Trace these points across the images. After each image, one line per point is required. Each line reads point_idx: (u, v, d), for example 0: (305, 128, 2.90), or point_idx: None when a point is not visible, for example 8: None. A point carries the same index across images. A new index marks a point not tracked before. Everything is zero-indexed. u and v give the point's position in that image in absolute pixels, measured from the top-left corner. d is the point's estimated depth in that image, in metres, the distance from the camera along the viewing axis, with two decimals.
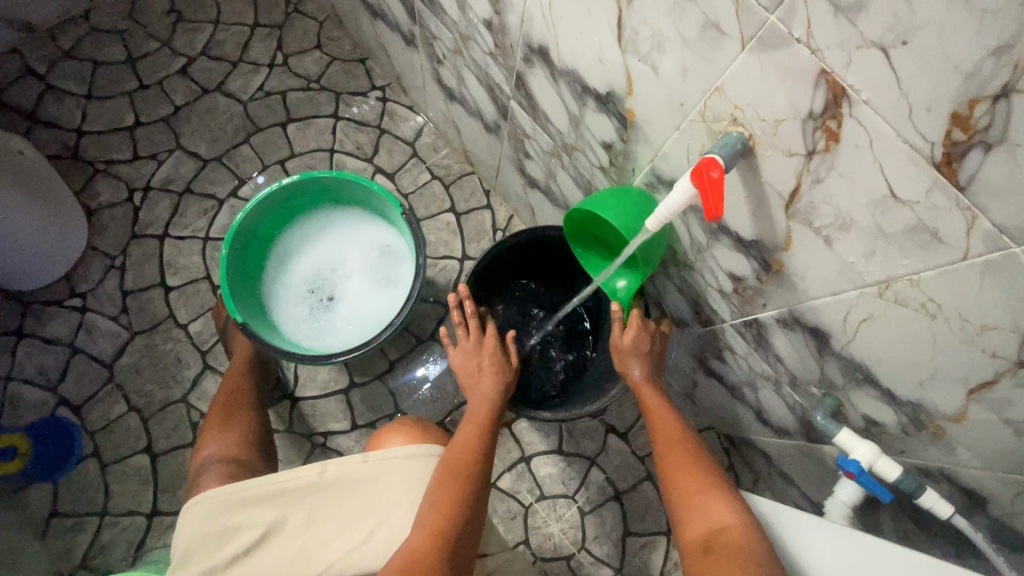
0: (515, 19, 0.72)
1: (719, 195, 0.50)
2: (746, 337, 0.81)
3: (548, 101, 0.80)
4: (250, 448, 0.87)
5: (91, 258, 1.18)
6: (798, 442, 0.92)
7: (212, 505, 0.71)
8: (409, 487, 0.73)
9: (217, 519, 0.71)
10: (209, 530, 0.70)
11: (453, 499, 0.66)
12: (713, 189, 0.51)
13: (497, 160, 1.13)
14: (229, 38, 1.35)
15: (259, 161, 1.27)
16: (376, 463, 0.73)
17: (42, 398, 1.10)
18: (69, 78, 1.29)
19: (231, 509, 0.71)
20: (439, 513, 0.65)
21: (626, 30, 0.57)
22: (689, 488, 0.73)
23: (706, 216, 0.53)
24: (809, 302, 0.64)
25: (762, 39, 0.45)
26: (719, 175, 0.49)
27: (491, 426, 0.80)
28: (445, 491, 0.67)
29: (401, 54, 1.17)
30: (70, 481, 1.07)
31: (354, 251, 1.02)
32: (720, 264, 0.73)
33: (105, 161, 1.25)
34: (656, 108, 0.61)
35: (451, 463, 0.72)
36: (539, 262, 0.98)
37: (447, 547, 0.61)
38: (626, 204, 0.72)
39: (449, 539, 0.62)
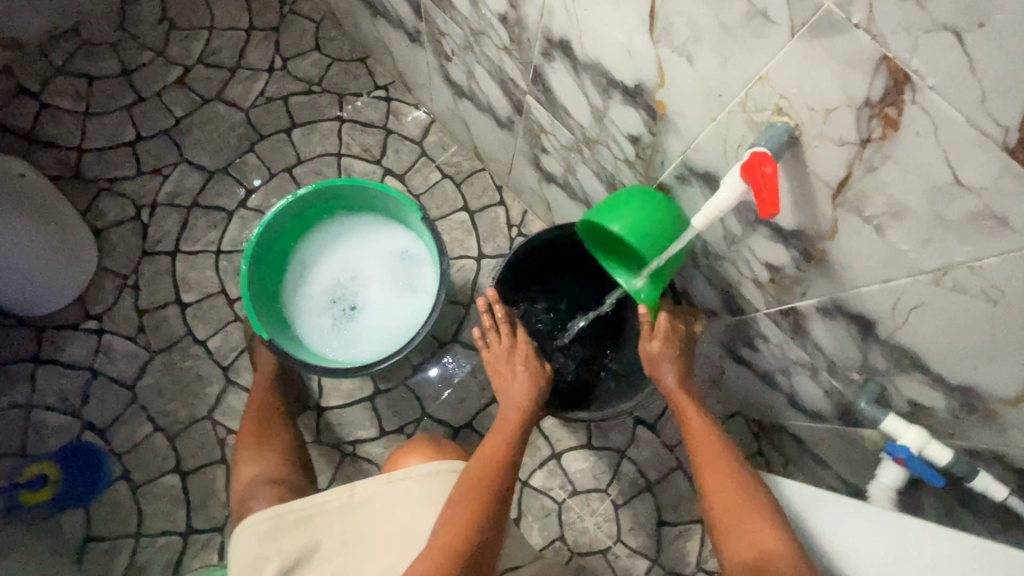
0: (534, 13, 0.69)
1: (773, 190, 0.47)
2: (782, 325, 0.80)
3: (569, 96, 0.77)
4: (288, 464, 0.87)
5: (103, 279, 1.17)
6: (833, 426, 0.91)
7: (251, 531, 0.70)
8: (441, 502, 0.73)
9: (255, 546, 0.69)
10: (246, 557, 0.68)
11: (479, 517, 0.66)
12: (766, 184, 0.48)
13: (510, 156, 1.11)
14: (225, 44, 1.31)
15: (265, 170, 1.25)
16: (400, 482, 0.74)
17: (66, 423, 1.09)
18: (65, 94, 1.25)
19: (264, 537, 0.70)
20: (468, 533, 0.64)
21: (658, 21, 0.55)
22: (724, 490, 0.74)
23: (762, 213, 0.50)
24: (854, 289, 0.62)
25: (815, 26, 0.43)
26: (773, 169, 0.47)
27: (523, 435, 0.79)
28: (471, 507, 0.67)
29: (405, 51, 1.14)
30: (102, 504, 1.06)
31: (373, 258, 1.00)
32: (756, 254, 0.72)
33: (109, 178, 1.22)
34: (690, 100, 0.59)
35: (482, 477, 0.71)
36: (564, 261, 0.97)
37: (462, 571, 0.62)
38: (637, 204, 0.72)
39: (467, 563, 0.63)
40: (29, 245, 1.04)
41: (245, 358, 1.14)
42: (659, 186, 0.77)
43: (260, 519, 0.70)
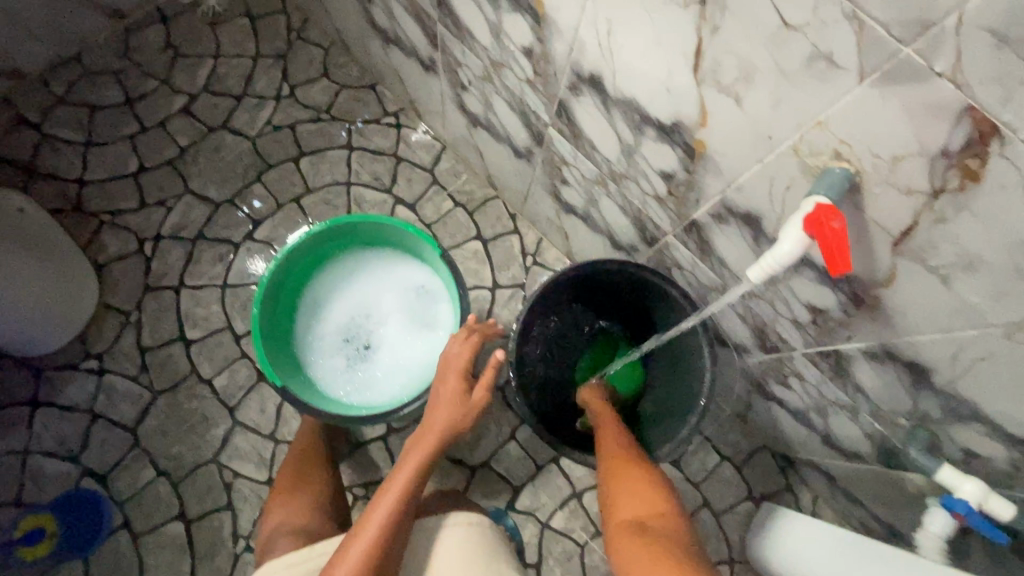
0: (562, 47, 0.66)
1: (842, 247, 0.45)
2: (821, 366, 0.77)
3: (596, 130, 0.74)
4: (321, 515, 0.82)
5: (104, 316, 1.12)
6: (872, 466, 0.87)
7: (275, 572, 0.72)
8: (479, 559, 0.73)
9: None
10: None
11: (380, 531, 0.67)
12: (835, 239, 0.45)
13: (526, 185, 1.08)
14: (231, 71, 1.28)
15: (273, 200, 1.21)
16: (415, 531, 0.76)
17: (64, 469, 1.04)
18: (66, 124, 1.22)
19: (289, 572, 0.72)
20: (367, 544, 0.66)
21: (705, 60, 0.52)
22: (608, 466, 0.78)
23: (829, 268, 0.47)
24: (908, 337, 0.59)
25: (890, 72, 0.40)
26: (841, 225, 0.44)
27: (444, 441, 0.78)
28: (377, 517, 0.69)
29: (417, 79, 1.11)
30: (101, 556, 1.01)
31: (388, 294, 0.96)
32: (797, 295, 0.68)
33: (111, 211, 1.19)
34: (734, 141, 0.56)
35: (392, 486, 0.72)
36: (595, 298, 0.96)
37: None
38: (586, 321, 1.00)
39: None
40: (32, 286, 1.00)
41: (253, 397, 1.10)
42: (692, 223, 0.74)
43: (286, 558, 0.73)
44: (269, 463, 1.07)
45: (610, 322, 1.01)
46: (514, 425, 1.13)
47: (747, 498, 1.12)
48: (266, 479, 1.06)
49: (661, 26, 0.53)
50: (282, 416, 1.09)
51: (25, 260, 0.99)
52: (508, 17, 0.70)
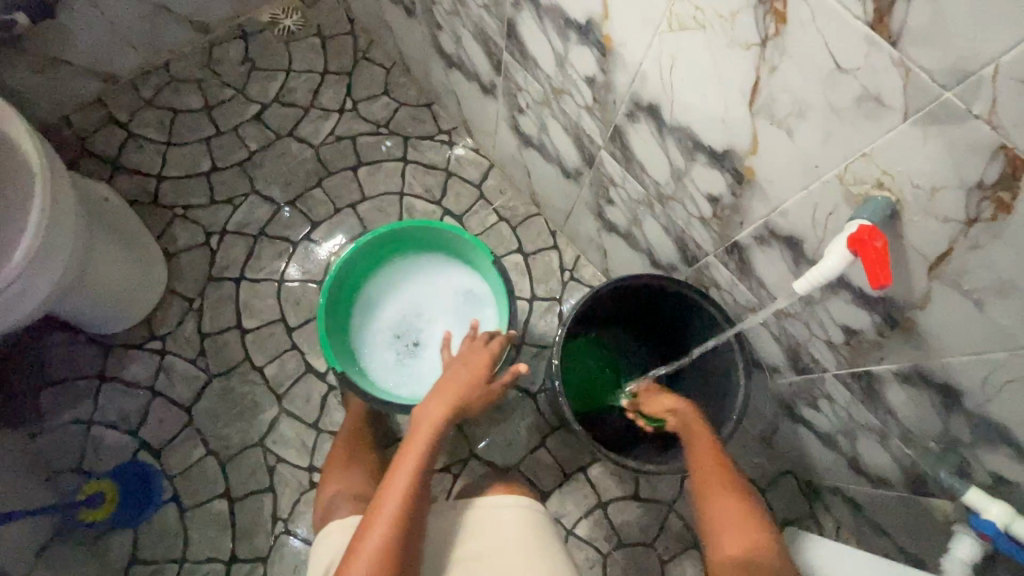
0: (624, 78, 0.74)
1: (885, 263, 0.50)
2: (852, 388, 0.80)
3: (647, 154, 0.81)
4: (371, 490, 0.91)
5: (170, 301, 1.21)
6: (899, 493, 0.90)
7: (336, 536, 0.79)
8: (521, 540, 0.77)
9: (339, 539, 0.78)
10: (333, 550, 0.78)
11: (417, 468, 0.74)
12: (878, 258, 0.50)
13: (571, 204, 1.15)
14: (301, 85, 1.39)
15: (331, 205, 1.30)
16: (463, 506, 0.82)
17: (123, 441, 1.11)
18: (150, 125, 1.34)
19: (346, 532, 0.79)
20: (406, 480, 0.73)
21: (760, 96, 0.58)
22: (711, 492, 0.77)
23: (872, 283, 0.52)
24: (940, 359, 0.63)
25: (931, 113, 0.46)
26: (883, 244, 0.50)
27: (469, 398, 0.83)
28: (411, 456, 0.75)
29: (475, 101, 1.20)
30: (151, 525, 1.07)
31: (439, 297, 1.03)
32: (833, 316, 0.73)
33: (183, 205, 1.28)
34: (783, 169, 0.62)
35: (420, 430, 0.78)
36: (635, 314, 1.02)
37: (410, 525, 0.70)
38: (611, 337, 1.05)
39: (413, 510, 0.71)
40: (107, 276, 1.07)
41: (300, 387, 1.16)
42: (734, 244, 0.80)
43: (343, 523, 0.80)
44: (311, 450, 1.13)
45: (646, 339, 1.07)
46: (544, 432, 1.18)
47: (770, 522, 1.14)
48: (307, 466, 1.12)
49: (722, 65, 0.59)
50: (326, 407, 1.15)
51: (112, 244, 1.07)
52: (575, 49, 0.78)
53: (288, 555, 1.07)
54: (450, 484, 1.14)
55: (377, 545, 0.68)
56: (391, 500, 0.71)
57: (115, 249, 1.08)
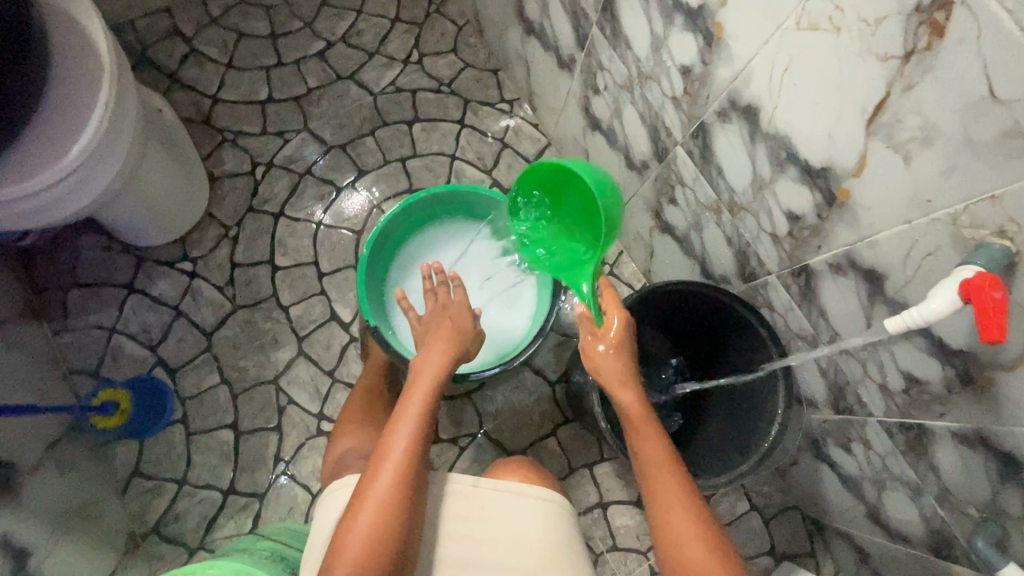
0: (725, 74, 0.69)
1: (998, 315, 0.48)
2: (896, 438, 0.77)
3: (729, 158, 0.77)
4: None
5: (207, 225, 1.20)
6: (916, 551, 0.87)
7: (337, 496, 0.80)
8: (545, 535, 0.76)
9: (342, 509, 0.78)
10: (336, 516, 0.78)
11: (417, 428, 0.74)
12: (992, 309, 0.48)
13: (627, 197, 1.11)
14: (370, 28, 1.35)
15: (380, 156, 1.27)
16: (485, 490, 0.79)
17: (142, 355, 1.12)
18: (213, 44, 1.31)
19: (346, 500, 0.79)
20: (407, 436, 0.73)
21: (883, 115, 0.53)
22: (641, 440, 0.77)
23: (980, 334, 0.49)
24: (1013, 427, 0.59)
25: None
26: (1002, 296, 0.48)
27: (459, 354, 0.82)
28: (412, 415, 0.75)
29: (547, 74, 1.15)
30: (156, 442, 1.08)
31: (479, 266, 1.01)
32: (897, 361, 0.69)
33: (235, 131, 1.26)
34: (886, 198, 0.58)
35: (414, 392, 0.77)
36: (682, 320, 0.99)
37: (412, 480, 0.71)
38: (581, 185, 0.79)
39: (416, 471, 0.72)
40: (149, 188, 1.05)
41: (322, 333, 1.15)
42: (803, 268, 0.76)
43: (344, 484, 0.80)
44: (323, 397, 1.12)
45: (684, 349, 1.04)
46: (557, 422, 1.16)
47: (768, 553, 1.12)
48: (317, 412, 1.11)
49: (845, 76, 0.55)
50: (344, 358, 1.14)
51: (162, 157, 1.06)
52: (677, 34, 0.73)
53: (285, 496, 1.06)
54: (454, 456, 1.13)
55: (374, 515, 0.68)
56: (390, 464, 0.71)
57: (164, 162, 1.07)
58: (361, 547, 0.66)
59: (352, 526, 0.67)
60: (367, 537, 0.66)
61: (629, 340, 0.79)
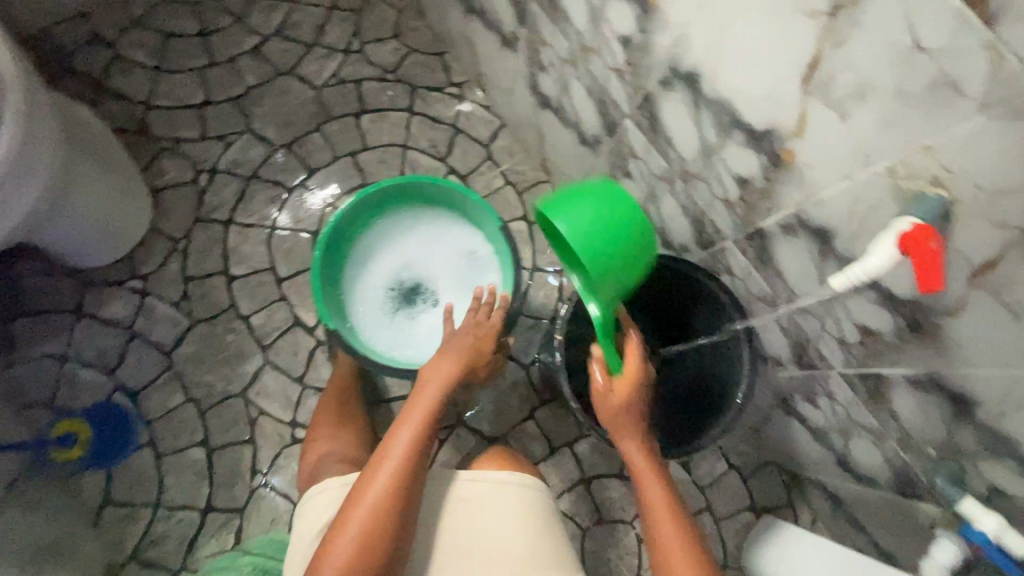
0: (665, 41, 0.68)
1: (936, 267, 0.49)
2: (857, 389, 0.79)
3: (677, 126, 0.76)
4: (359, 449, 0.93)
5: (154, 239, 1.15)
6: (885, 493, 0.90)
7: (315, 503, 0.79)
8: (528, 521, 0.77)
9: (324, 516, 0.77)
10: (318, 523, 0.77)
11: (416, 433, 0.73)
12: (930, 260, 0.49)
13: (584, 173, 1.10)
14: (306, 18, 1.29)
15: (330, 152, 1.23)
16: (469, 484, 0.79)
17: (99, 381, 1.07)
18: (139, 47, 1.24)
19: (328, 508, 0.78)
20: (404, 442, 0.72)
21: (818, 72, 0.53)
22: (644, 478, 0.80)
23: (919, 286, 0.50)
24: (962, 369, 0.61)
25: (1014, 108, 0.42)
26: (937, 246, 0.49)
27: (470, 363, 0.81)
28: (412, 423, 0.74)
29: (492, 54, 1.12)
30: (124, 469, 1.05)
31: (438, 255, 0.99)
32: (852, 315, 0.70)
33: (172, 138, 1.21)
34: (827, 155, 0.58)
35: (421, 398, 0.76)
36: (645, 293, 1.00)
37: (405, 485, 0.70)
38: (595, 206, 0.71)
39: (411, 475, 0.71)
40: (83, 205, 1.00)
41: (287, 340, 1.12)
42: (757, 231, 0.76)
43: (323, 489, 0.80)
44: (295, 405, 1.09)
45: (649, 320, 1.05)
46: (534, 405, 1.16)
47: (748, 508, 1.16)
48: (290, 421, 1.09)
49: (779, 35, 0.54)
50: (313, 363, 1.11)
51: (94, 174, 1.01)
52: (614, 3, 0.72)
53: (267, 507, 1.05)
54: (435, 450, 1.12)
55: (363, 519, 0.67)
56: (386, 469, 0.70)
57: (97, 180, 1.02)
58: (349, 547, 0.66)
59: (342, 528, 0.67)
60: (356, 536, 0.66)
61: (635, 400, 0.81)
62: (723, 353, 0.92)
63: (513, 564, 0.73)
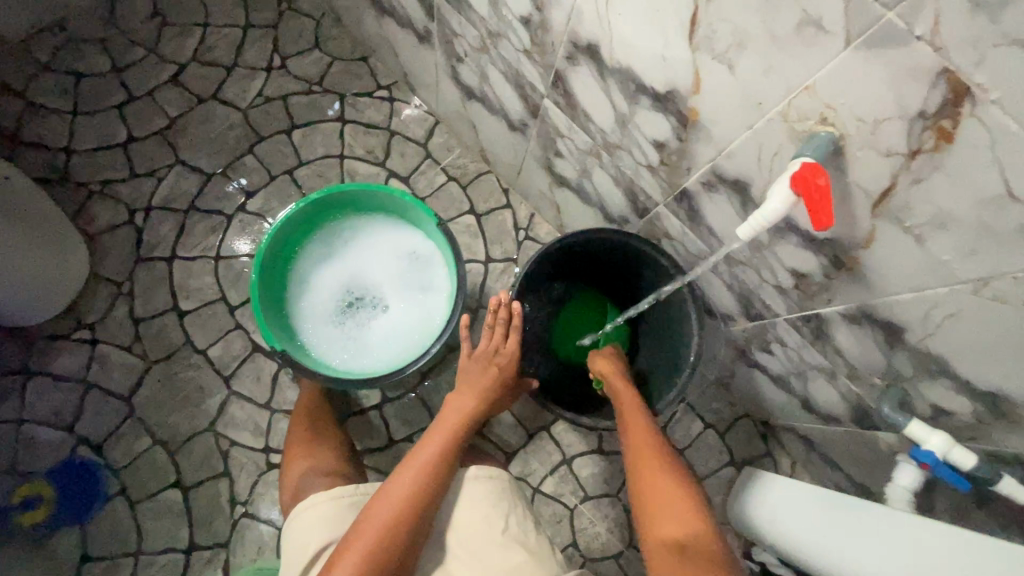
0: (560, 16, 0.68)
1: (826, 201, 0.51)
2: (802, 331, 0.81)
3: (590, 100, 0.76)
4: (344, 461, 0.92)
5: (96, 286, 1.12)
6: (848, 428, 0.92)
7: (297, 525, 0.78)
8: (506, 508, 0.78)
9: (310, 539, 0.76)
10: (304, 547, 0.76)
11: (430, 459, 0.75)
12: (820, 196, 0.51)
13: (520, 159, 1.10)
14: (221, 41, 1.27)
15: (266, 173, 1.21)
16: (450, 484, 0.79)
17: (59, 438, 1.05)
18: (52, 93, 1.20)
19: (313, 530, 0.77)
20: (420, 466, 0.74)
21: (699, 28, 0.54)
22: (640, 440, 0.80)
23: (815, 220, 0.53)
24: (886, 297, 0.63)
25: (873, 37, 0.43)
26: (825, 182, 0.51)
27: (489, 398, 0.84)
28: (430, 450, 0.76)
29: (412, 51, 1.11)
30: (99, 521, 1.03)
31: (379, 262, 0.99)
32: (782, 261, 0.72)
33: (101, 181, 1.18)
34: (726, 108, 0.59)
35: (439, 429, 0.79)
36: (595, 266, 1.00)
37: (418, 506, 0.71)
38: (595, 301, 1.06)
39: (423, 498, 0.72)
40: (10, 262, 0.97)
41: (248, 367, 1.11)
42: (683, 192, 0.77)
43: (304, 511, 0.79)
44: (265, 431, 1.08)
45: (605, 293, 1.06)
46: None
47: (729, 463, 1.18)
48: (263, 447, 1.08)
49: None
50: (278, 386, 1.10)
51: (15, 231, 0.97)
52: None
53: (251, 537, 1.04)
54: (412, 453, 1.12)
55: (371, 535, 0.68)
56: (396, 490, 0.72)
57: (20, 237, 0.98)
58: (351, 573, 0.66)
59: (348, 545, 0.68)
60: (357, 560, 0.66)
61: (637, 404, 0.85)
62: (675, 314, 0.93)
63: (501, 551, 0.74)
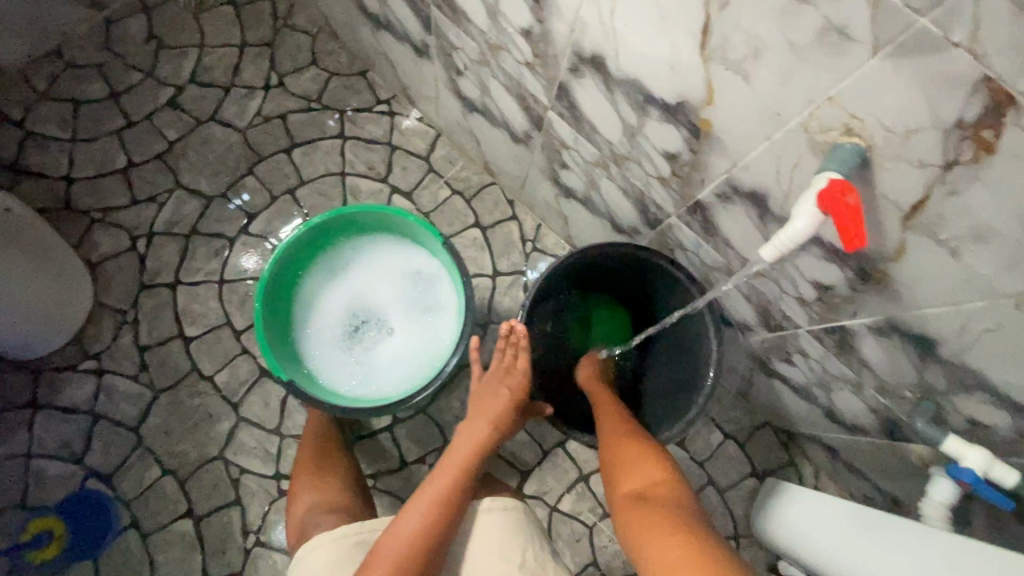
0: (562, 28, 0.65)
1: (856, 220, 0.49)
2: (825, 343, 0.77)
3: (596, 111, 0.74)
4: (347, 492, 0.90)
5: (100, 315, 1.11)
6: (875, 439, 0.89)
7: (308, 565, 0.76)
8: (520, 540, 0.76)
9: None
10: None
11: (445, 487, 0.73)
12: (850, 215, 0.49)
13: (524, 171, 1.07)
14: (218, 61, 1.25)
15: (267, 193, 1.19)
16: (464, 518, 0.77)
17: (69, 471, 1.04)
18: (50, 121, 1.19)
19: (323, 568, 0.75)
20: (431, 497, 0.72)
21: (711, 38, 0.51)
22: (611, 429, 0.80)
23: (846, 241, 0.51)
24: (917, 310, 0.59)
25: (904, 44, 0.40)
26: (855, 200, 0.48)
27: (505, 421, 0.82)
28: (444, 477, 0.74)
29: (410, 64, 1.09)
30: (111, 554, 1.02)
31: (384, 283, 0.97)
32: (803, 273, 0.69)
33: (102, 209, 1.17)
34: (742, 119, 0.56)
35: (454, 454, 0.77)
36: (607, 278, 0.97)
37: (434, 539, 0.69)
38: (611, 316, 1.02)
39: (438, 529, 0.70)
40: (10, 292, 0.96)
41: (256, 393, 1.09)
42: (696, 204, 0.74)
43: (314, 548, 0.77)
44: (276, 457, 1.07)
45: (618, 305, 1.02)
46: None
47: (751, 474, 1.15)
48: (274, 474, 1.06)
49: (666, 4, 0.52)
50: (286, 411, 1.09)
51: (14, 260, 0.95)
52: None
53: (265, 566, 1.02)
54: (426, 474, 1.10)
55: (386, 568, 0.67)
56: (411, 519, 0.70)
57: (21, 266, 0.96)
58: None
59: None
60: None
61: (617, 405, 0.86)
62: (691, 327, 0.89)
63: None
